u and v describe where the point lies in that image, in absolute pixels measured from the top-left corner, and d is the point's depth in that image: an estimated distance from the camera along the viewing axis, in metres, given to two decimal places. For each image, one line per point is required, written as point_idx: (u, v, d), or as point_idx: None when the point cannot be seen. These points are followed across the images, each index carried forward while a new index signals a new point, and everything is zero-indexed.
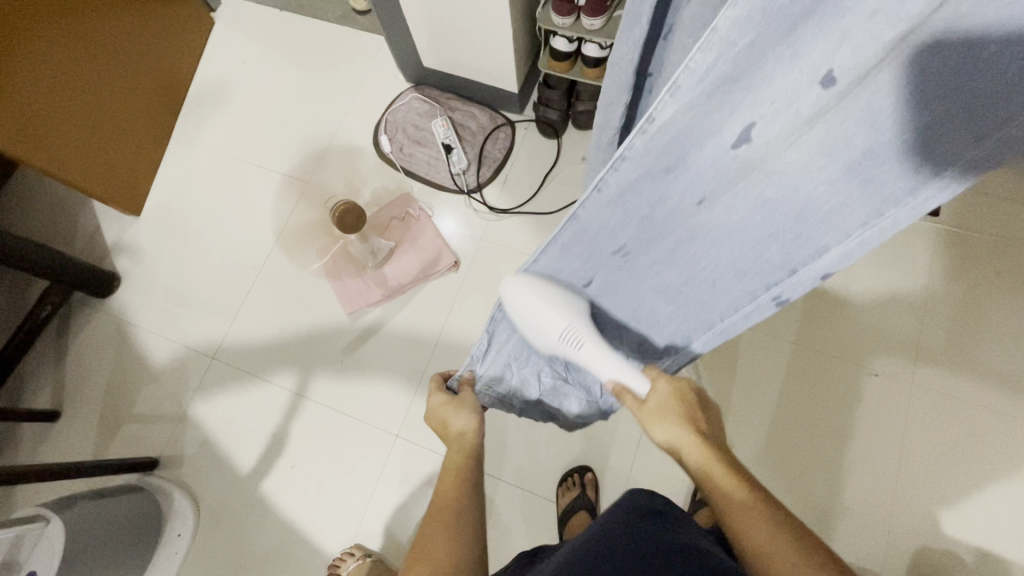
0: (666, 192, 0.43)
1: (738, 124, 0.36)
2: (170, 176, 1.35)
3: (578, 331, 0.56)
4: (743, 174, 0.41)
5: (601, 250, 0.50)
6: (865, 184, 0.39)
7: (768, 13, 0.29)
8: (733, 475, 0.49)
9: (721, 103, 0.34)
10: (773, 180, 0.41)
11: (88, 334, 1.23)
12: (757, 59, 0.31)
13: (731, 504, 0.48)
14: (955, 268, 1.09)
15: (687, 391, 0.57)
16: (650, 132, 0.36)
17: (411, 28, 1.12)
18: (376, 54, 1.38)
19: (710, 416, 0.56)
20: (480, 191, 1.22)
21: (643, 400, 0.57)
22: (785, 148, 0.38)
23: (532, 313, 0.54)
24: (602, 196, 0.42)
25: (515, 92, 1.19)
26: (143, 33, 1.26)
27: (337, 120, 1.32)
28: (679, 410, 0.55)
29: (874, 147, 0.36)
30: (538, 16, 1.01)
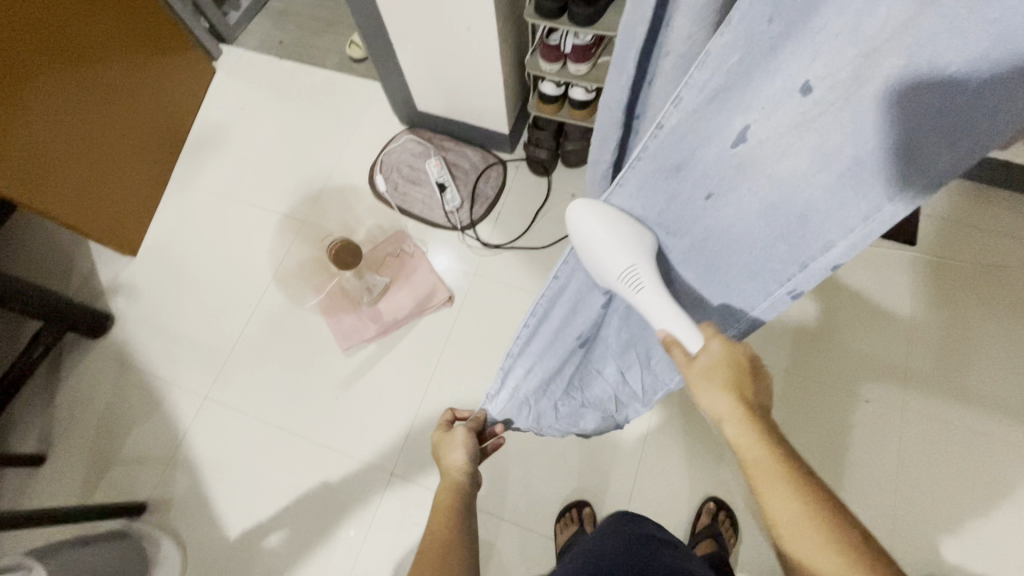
0: (680, 189, 0.50)
1: (738, 124, 0.44)
2: (168, 217, 1.37)
3: (640, 271, 0.54)
4: (747, 175, 0.47)
5: (635, 235, 0.54)
6: (857, 186, 0.42)
7: (750, 37, 0.39)
8: (775, 453, 0.48)
9: (719, 109, 0.44)
10: (771, 184, 0.46)
11: (79, 374, 1.22)
12: (747, 72, 0.41)
13: (770, 486, 0.47)
14: (937, 294, 1.12)
15: (742, 356, 0.52)
16: (661, 136, 0.46)
17: (406, 74, 1.18)
18: (372, 98, 1.43)
19: (760, 384, 0.53)
20: (473, 227, 1.25)
21: (693, 358, 0.53)
22: (780, 153, 0.44)
23: (595, 244, 0.53)
24: (625, 187, 0.51)
25: (505, 133, 1.24)
26: (143, 80, 1.30)
27: (333, 161, 1.36)
28: (727, 378, 0.51)
29: (860, 155, 0.41)
30: (527, 62, 1.07)
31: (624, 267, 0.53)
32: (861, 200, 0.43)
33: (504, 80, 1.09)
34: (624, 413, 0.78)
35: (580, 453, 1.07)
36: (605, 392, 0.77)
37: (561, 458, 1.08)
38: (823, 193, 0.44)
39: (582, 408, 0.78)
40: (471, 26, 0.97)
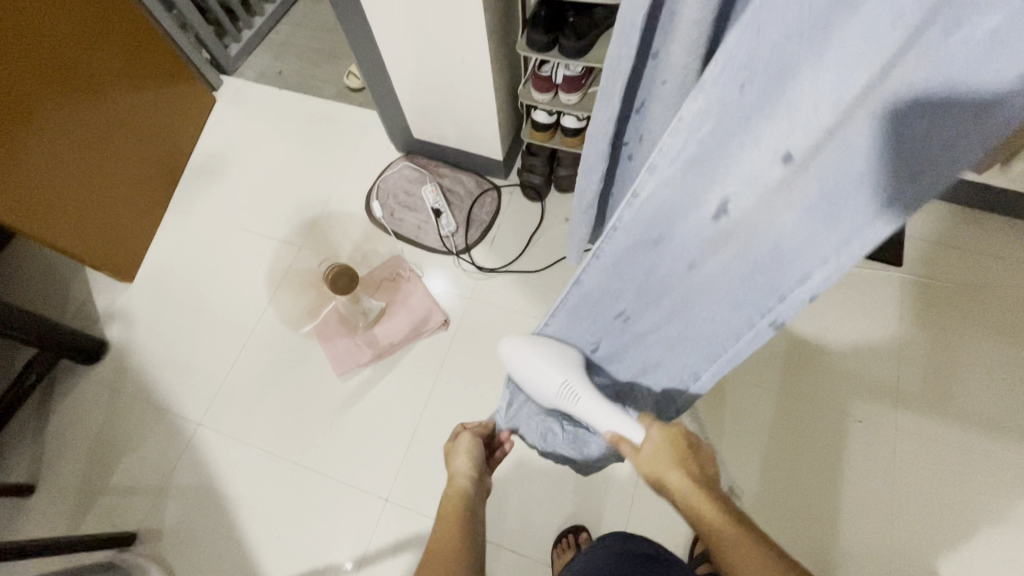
0: (653, 257, 0.52)
1: (715, 194, 0.44)
2: (165, 244, 1.38)
3: (574, 385, 0.66)
4: (722, 228, 0.46)
5: (604, 310, 0.60)
6: (828, 219, 0.42)
7: (723, 107, 0.37)
8: (722, 514, 0.54)
9: (696, 177, 0.43)
10: (750, 231, 0.46)
11: (71, 402, 1.21)
12: (722, 139, 0.40)
13: (724, 546, 0.52)
14: (924, 315, 1.14)
15: (680, 437, 0.61)
16: (637, 205, 0.46)
17: (402, 103, 1.21)
18: (368, 126, 1.47)
19: (701, 457, 0.60)
20: (468, 252, 1.27)
21: (639, 448, 0.62)
22: (755, 203, 0.43)
23: (531, 368, 0.67)
24: (600, 262, 0.53)
25: (499, 159, 1.27)
26: (143, 110, 1.33)
27: (330, 188, 1.39)
28: (670, 456, 0.59)
29: (834, 195, 0.40)
30: (520, 92, 1.10)
31: (557, 385, 0.65)
32: (838, 232, 0.42)
33: (498, 109, 1.12)
34: None
35: (577, 477, 1.07)
36: (608, 420, 0.77)
37: (557, 482, 1.07)
38: (798, 233, 0.44)
39: (585, 434, 0.80)
40: (465, 58, 1.01)
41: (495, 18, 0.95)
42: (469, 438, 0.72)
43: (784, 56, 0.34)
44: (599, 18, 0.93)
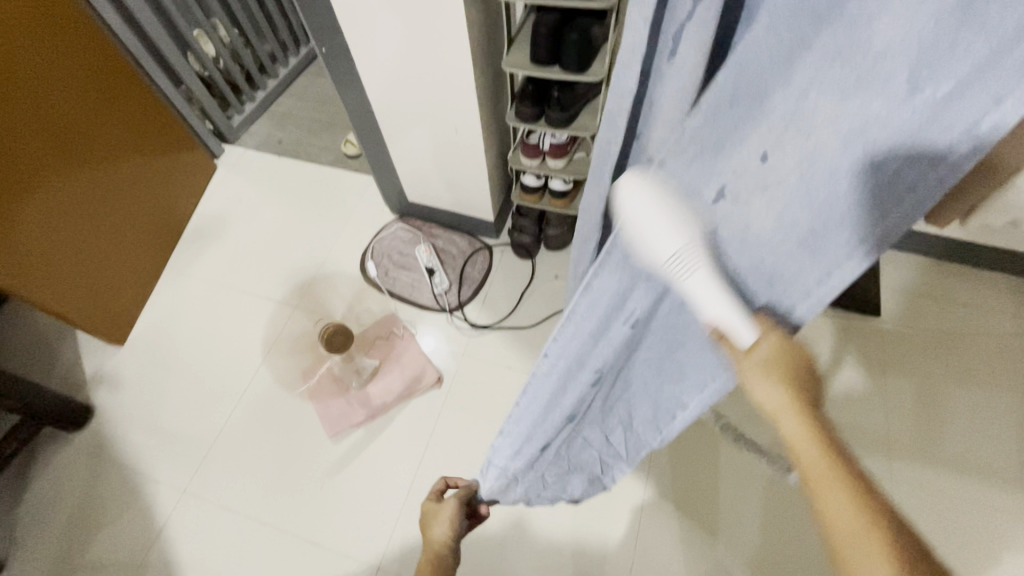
0: None
1: (712, 185, 0.43)
2: (159, 306, 1.39)
3: (692, 255, 0.43)
4: (715, 236, 0.45)
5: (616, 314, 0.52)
6: (814, 252, 0.42)
7: (713, 117, 0.40)
8: (832, 458, 0.43)
9: (695, 174, 0.43)
10: (740, 247, 0.45)
11: (50, 473, 1.17)
12: (715, 143, 0.41)
13: (835, 509, 0.42)
14: (907, 362, 1.17)
15: (795, 353, 0.46)
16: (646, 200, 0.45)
17: (397, 169, 1.27)
18: (364, 190, 1.53)
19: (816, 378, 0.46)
20: (461, 309, 1.29)
21: (748, 352, 0.46)
22: (748, 212, 0.42)
23: (641, 224, 0.42)
24: (613, 258, 0.47)
25: (490, 220, 1.32)
26: (145, 176, 1.38)
27: (325, 249, 1.42)
28: (784, 374, 0.45)
29: (817, 225, 0.40)
30: (509, 158, 1.17)
31: (673, 247, 0.41)
32: (824, 258, 0.42)
33: (489, 173, 1.18)
34: (609, 476, 0.80)
35: (575, 538, 1.04)
36: (592, 456, 0.77)
37: (555, 545, 1.04)
38: (787, 262, 0.43)
39: (568, 472, 0.80)
40: (459, 128, 1.08)
41: (486, 91, 1.03)
42: (451, 503, 0.73)
43: (760, 79, 0.37)
44: (582, 91, 1.01)
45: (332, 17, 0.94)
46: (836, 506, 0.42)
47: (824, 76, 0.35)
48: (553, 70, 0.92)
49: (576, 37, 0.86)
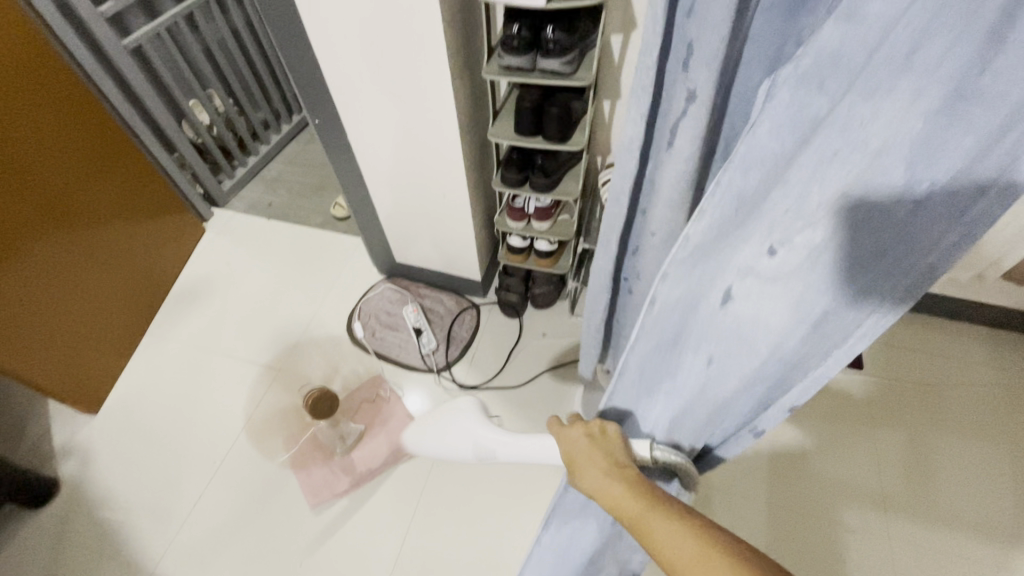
0: (678, 359, 0.52)
1: (719, 289, 0.46)
2: (138, 372, 1.35)
3: (484, 447, 0.77)
4: (731, 336, 0.47)
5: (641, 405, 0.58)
6: (832, 335, 0.42)
7: (719, 222, 0.43)
8: (640, 503, 0.47)
9: (702, 274, 0.46)
10: (756, 341, 0.45)
11: (4, 558, 1.09)
12: (719, 242, 0.44)
13: (657, 547, 0.43)
14: (893, 414, 1.18)
15: (591, 435, 0.55)
16: (653, 311, 0.49)
17: (386, 231, 1.30)
18: (352, 252, 1.55)
19: (619, 448, 0.54)
20: (449, 369, 1.28)
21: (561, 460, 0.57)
22: (764, 309, 0.43)
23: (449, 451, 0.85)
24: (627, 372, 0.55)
25: (477, 279, 1.34)
26: (134, 241, 1.39)
27: (312, 311, 1.42)
28: (587, 454, 0.54)
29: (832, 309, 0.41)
30: (496, 220, 1.20)
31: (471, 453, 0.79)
32: (833, 332, 0.42)
33: (476, 235, 1.21)
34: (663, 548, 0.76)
35: None
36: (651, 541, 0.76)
37: None
38: (805, 348, 0.44)
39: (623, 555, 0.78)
40: (447, 193, 1.12)
41: (473, 159, 1.08)
42: None
43: (762, 176, 0.40)
44: (563, 159, 1.06)
45: (326, 91, 0.99)
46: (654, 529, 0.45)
47: (828, 167, 0.37)
48: (536, 139, 0.97)
49: (557, 110, 0.92)
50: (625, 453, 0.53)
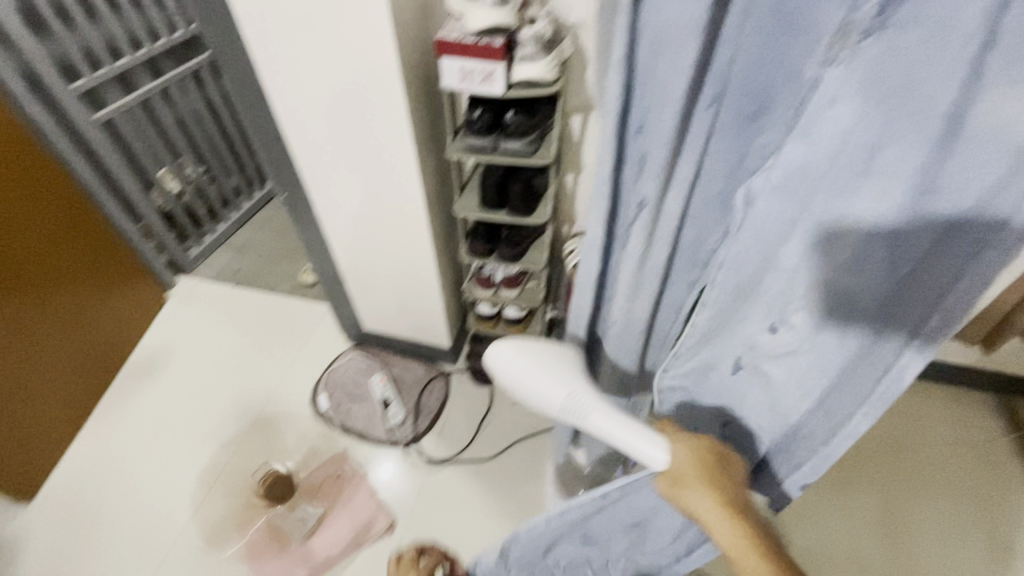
0: (719, 360, 0.67)
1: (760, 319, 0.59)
2: (81, 452, 1.27)
3: (581, 401, 0.67)
4: (756, 352, 0.62)
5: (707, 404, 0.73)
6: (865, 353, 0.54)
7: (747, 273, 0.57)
8: (741, 533, 0.58)
9: (742, 305, 0.60)
10: (771, 351, 0.60)
11: None
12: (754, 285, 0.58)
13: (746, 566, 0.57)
14: (867, 477, 1.18)
15: (708, 456, 0.63)
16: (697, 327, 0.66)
17: (352, 299, 1.29)
18: (319, 319, 1.52)
19: (728, 475, 0.63)
20: (417, 442, 1.23)
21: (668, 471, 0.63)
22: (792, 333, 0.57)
23: (529, 380, 0.69)
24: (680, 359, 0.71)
25: (446, 346, 1.32)
26: (90, 312, 1.33)
27: (275, 382, 1.37)
28: (699, 475, 0.62)
29: (857, 331, 0.53)
30: (464, 287, 1.20)
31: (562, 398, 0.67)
32: (878, 361, 0.54)
33: (444, 303, 1.21)
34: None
35: None
36: None
37: None
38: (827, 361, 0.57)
39: None
40: (414, 263, 1.13)
41: (440, 230, 1.09)
42: None
43: (770, 233, 0.53)
44: (529, 230, 1.08)
45: (292, 168, 1.01)
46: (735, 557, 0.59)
47: (832, 219, 0.48)
48: (503, 213, 0.99)
49: (520, 186, 0.95)
50: (734, 480, 0.63)
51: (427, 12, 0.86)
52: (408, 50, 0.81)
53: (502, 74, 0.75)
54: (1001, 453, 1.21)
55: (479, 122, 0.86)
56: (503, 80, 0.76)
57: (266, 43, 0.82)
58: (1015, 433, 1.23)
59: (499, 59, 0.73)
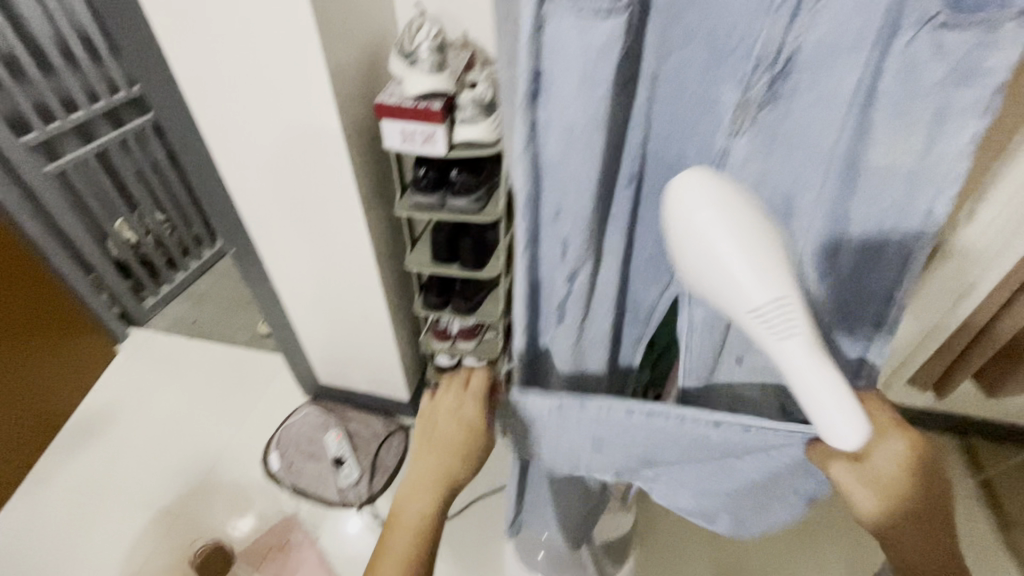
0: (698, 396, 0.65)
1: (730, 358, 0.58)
2: (14, 523, 1.23)
3: (792, 313, 0.36)
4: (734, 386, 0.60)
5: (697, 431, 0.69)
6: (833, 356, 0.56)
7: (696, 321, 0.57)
8: (909, 540, 0.46)
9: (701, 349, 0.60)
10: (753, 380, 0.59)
11: None
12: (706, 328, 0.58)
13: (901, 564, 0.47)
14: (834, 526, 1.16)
15: (921, 462, 0.45)
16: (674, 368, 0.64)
17: (307, 352, 1.26)
18: (276, 371, 1.48)
19: (936, 480, 0.46)
20: (372, 502, 1.19)
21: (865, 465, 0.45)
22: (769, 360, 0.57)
23: (713, 249, 0.36)
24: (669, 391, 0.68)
25: (406, 399, 1.28)
26: (28, 372, 1.29)
27: (225, 441, 1.33)
28: (903, 483, 0.45)
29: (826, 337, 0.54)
30: (421, 340, 1.18)
31: (762, 297, 0.36)
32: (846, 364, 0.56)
33: (400, 356, 1.18)
34: None
35: None
36: None
37: None
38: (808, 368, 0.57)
39: None
40: (368, 316, 1.11)
41: (393, 283, 1.08)
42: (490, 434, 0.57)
43: None
44: (484, 282, 1.08)
45: (241, 223, 1.00)
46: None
47: None
48: (453, 267, 0.98)
49: (470, 242, 0.95)
50: (940, 482, 0.47)
51: (372, 73, 0.87)
52: (351, 111, 0.82)
53: (442, 135, 0.76)
54: (964, 497, 1.21)
55: (425, 180, 0.87)
56: (445, 140, 0.77)
57: (210, 106, 0.83)
58: (975, 474, 1.23)
59: (438, 122, 0.74)
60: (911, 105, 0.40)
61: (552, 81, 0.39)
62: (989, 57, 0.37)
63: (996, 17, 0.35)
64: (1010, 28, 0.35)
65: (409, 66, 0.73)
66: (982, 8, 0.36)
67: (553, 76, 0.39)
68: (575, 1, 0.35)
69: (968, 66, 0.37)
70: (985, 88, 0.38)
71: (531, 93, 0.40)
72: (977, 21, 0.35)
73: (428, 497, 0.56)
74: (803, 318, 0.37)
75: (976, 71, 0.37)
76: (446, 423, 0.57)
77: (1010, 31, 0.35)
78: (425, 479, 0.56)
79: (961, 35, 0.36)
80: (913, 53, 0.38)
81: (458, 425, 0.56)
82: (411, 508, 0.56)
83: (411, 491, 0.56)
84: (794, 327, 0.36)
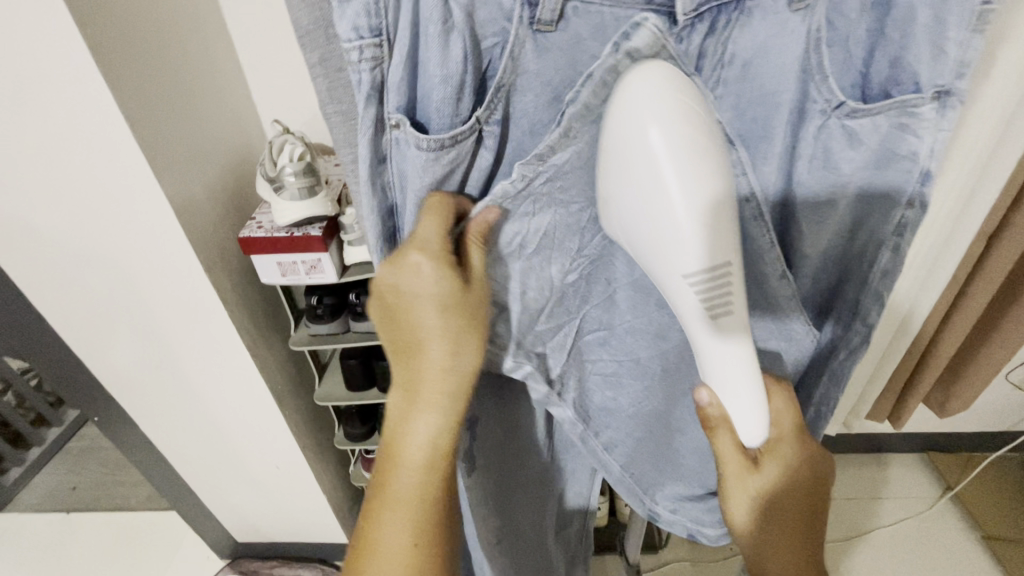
0: (653, 484, 0.55)
1: (694, 438, 0.53)
2: None
3: (726, 278, 0.34)
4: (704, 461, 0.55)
5: (626, 484, 0.54)
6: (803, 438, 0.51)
7: (644, 428, 0.51)
8: (789, 435, 0.43)
9: (664, 448, 0.54)
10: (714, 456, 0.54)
11: None
12: (663, 436, 0.53)
13: (778, 434, 0.43)
14: None
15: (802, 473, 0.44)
16: (619, 472, 0.53)
17: (215, 511, 1.05)
18: (181, 533, 1.24)
19: (781, 452, 0.43)
20: None
21: (783, 421, 0.43)
22: None
23: (642, 158, 0.32)
24: (615, 475, 0.54)
25: (343, 541, 1.09)
26: None
27: None
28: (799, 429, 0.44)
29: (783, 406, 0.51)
30: (351, 472, 1.02)
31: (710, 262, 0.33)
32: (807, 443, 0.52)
33: (328, 499, 1.01)
34: None
35: None
36: None
37: None
38: None
39: None
40: (279, 463, 0.94)
41: (302, 420, 0.93)
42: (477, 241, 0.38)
43: (666, 376, 0.49)
44: None
45: (100, 387, 0.82)
46: (729, 455, 0.42)
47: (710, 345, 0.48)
48: (373, 392, 0.86)
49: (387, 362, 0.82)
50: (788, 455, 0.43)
51: (241, 193, 0.76)
52: (214, 243, 0.70)
53: (331, 262, 0.65)
54: (942, 521, 1.17)
55: (322, 310, 0.75)
56: (334, 267, 0.66)
57: (27, 262, 0.67)
58: (947, 494, 1.21)
59: (322, 249, 0.63)
60: (839, 184, 0.39)
61: (407, 215, 0.39)
62: (908, 139, 0.36)
63: (910, 98, 0.35)
64: (927, 110, 0.35)
65: (277, 193, 0.62)
66: (893, 90, 0.35)
67: (409, 209, 0.39)
68: (414, 137, 0.34)
69: (888, 148, 0.37)
70: (911, 168, 0.38)
71: (388, 231, 0.41)
72: (885, 105, 0.35)
73: (435, 432, 0.42)
74: (738, 293, 0.35)
75: (896, 154, 0.37)
76: (408, 284, 0.39)
77: (928, 114, 0.35)
78: (410, 388, 0.42)
79: (871, 121, 0.36)
80: (824, 141, 0.38)
81: (427, 284, 0.39)
82: (413, 454, 0.43)
83: (401, 420, 0.43)
84: (728, 303, 0.35)
